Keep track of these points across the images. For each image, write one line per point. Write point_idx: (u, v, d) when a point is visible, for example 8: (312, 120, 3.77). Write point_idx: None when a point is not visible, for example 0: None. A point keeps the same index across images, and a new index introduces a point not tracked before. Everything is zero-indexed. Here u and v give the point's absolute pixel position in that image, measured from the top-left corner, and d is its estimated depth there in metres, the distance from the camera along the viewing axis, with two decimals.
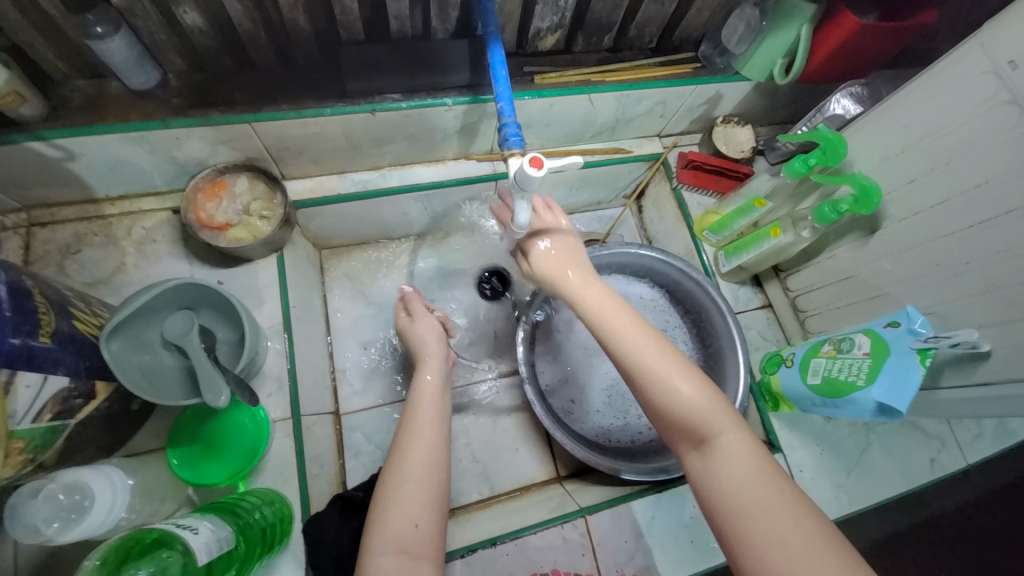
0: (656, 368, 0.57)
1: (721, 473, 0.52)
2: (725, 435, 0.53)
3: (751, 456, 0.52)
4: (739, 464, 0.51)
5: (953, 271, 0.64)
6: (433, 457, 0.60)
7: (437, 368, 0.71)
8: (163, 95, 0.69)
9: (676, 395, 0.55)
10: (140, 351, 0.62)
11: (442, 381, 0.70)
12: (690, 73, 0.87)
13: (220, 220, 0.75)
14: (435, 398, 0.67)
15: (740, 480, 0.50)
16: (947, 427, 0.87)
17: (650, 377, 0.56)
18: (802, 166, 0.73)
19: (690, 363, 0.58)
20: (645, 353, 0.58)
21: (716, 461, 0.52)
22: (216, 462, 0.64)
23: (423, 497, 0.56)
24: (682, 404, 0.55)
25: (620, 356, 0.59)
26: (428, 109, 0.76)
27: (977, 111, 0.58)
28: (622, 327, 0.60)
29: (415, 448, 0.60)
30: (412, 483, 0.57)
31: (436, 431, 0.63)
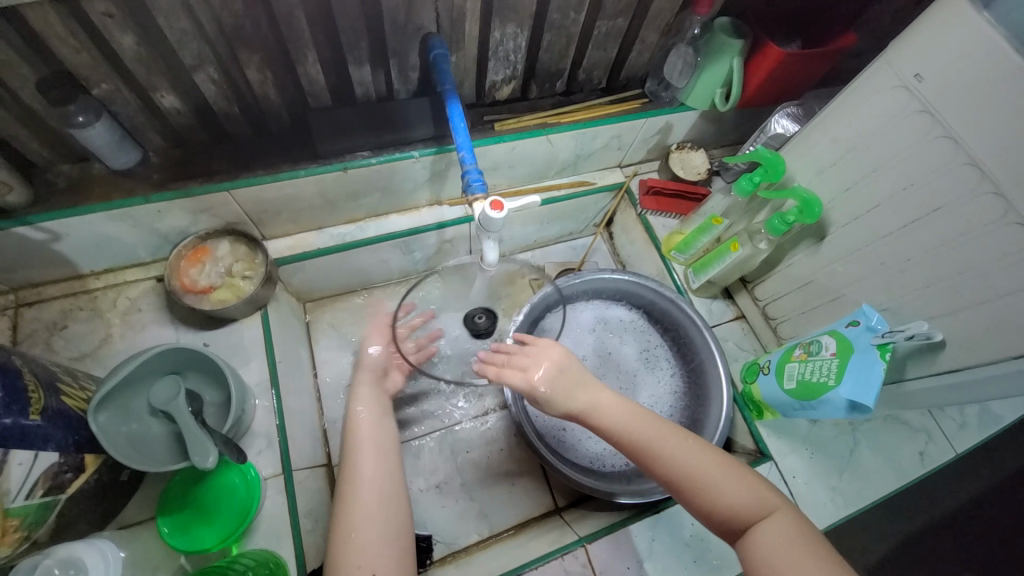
0: (695, 467, 0.59)
1: (782, 557, 0.52)
2: (776, 523, 0.55)
3: (804, 534, 0.54)
4: (797, 544, 0.53)
5: (898, 267, 0.68)
6: (378, 488, 0.65)
7: (376, 399, 0.75)
8: (144, 171, 0.73)
9: (725, 487, 0.58)
10: (127, 420, 0.63)
11: (381, 413, 0.74)
12: (639, 108, 0.94)
13: (203, 284, 0.78)
14: (373, 429, 0.71)
15: (800, 559, 0.52)
16: (929, 419, 0.89)
17: (691, 477, 0.59)
18: (749, 184, 0.79)
19: (733, 461, 0.60)
20: (687, 459, 0.60)
21: (775, 549, 0.53)
22: (209, 526, 0.63)
23: (374, 539, 0.62)
24: (726, 496, 0.57)
25: (662, 466, 0.61)
26: (397, 162, 0.81)
27: (893, 122, 0.64)
28: (655, 438, 0.62)
29: (354, 487, 0.65)
30: (361, 518, 0.62)
31: (382, 460, 0.68)
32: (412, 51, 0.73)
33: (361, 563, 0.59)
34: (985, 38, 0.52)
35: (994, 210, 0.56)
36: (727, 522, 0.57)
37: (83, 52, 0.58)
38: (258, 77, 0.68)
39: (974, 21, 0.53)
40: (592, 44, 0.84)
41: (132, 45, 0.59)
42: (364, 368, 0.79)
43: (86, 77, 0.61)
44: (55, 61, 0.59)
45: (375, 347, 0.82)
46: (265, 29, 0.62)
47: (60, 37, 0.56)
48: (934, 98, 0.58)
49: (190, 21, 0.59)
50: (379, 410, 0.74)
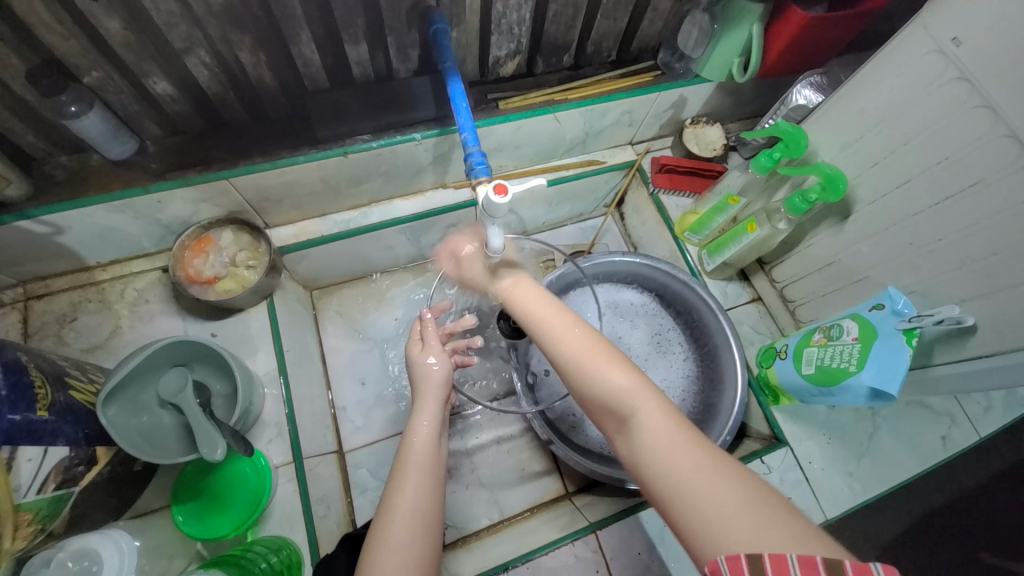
0: (574, 356, 0.56)
1: (648, 447, 0.48)
2: (645, 413, 0.50)
3: (675, 424, 0.49)
4: (662, 435, 0.48)
5: (927, 248, 0.64)
6: (421, 519, 0.56)
7: (434, 410, 0.67)
8: (142, 161, 0.71)
9: (604, 378, 0.54)
10: (138, 413, 0.63)
11: (437, 428, 0.65)
12: (651, 81, 0.89)
13: (208, 274, 0.77)
14: (428, 452, 0.62)
15: (661, 447, 0.48)
16: (954, 403, 0.86)
17: (570, 364, 0.56)
18: (768, 161, 0.75)
19: (619, 351, 0.56)
20: (571, 347, 0.57)
21: (636, 437, 0.49)
22: (222, 516, 0.64)
23: (408, 558, 0.53)
24: (601, 387, 0.53)
25: (555, 353, 0.59)
26: (398, 146, 0.78)
27: (926, 90, 0.59)
28: (554, 324, 0.60)
29: (396, 513, 0.56)
30: (401, 542, 0.54)
31: (430, 482, 0.60)
32: (410, 27, 0.69)
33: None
34: None
35: None
36: (604, 414, 0.54)
37: (71, 39, 0.56)
38: (251, 59, 0.65)
39: None
40: (600, 13, 0.79)
41: (120, 30, 0.57)
42: (421, 378, 0.69)
43: (76, 65, 0.59)
44: (44, 50, 0.58)
45: (435, 356, 0.70)
46: (255, 8, 0.60)
47: (46, 24, 0.54)
48: (972, 64, 0.54)
49: (177, 3, 0.56)
50: (437, 428, 0.66)
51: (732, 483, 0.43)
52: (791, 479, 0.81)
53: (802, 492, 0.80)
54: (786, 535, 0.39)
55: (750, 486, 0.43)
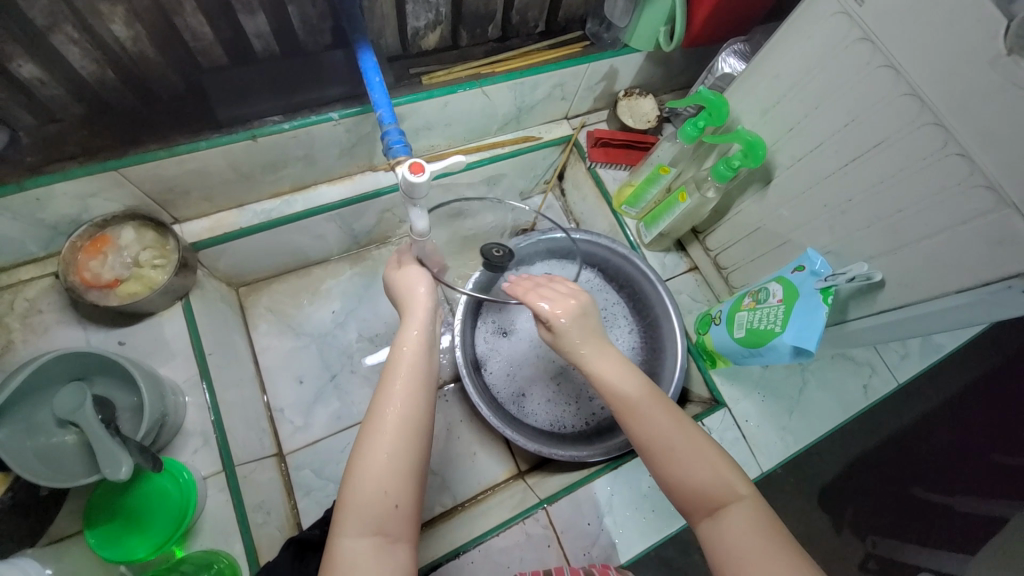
0: (670, 441, 0.55)
1: (734, 542, 0.49)
2: (740, 509, 0.51)
3: (766, 526, 0.50)
4: (754, 539, 0.49)
5: (840, 209, 0.67)
6: (413, 424, 0.55)
7: (424, 326, 0.63)
8: (15, 155, 0.63)
9: (693, 468, 0.54)
10: (32, 435, 0.57)
11: (426, 339, 0.63)
12: (581, 52, 0.88)
13: (108, 277, 0.70)
14: (416, 359, 0.60)
15: (747, 545, 0.48)
16: (873, 353, 0.93)
17: (661, 449, 0.55)
18: (694, 129, 0.75)
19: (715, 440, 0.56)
20: (663, 427, 0.56)
21: (729, 534, 0.50)
22: (142, 537, 0.59)
23: (399, 474, 0.52)
24: (696, 477, 0.53)
25: (642, 432, 0.57)
26: (314, 127, 0.73)
27: (835, 52, 0.60)
28: (642, 402, 0.58)
29: (385, 423, 0.54)
30: (390, 459, 0.52)
31: (422, 391, 0.58)
32: None
33: (387, 489, 0.51)
34: None
35: (934, 142, 0.54)
36: (686, 503, 0.54)
37: None
38: (127, 33, 0.57)
39: None
40: None
41: None
42: (408, 295, 0.66)
43: None
44: None
45: (421, 280, 0.67)
46: None
47: None
48: (874, 25, 0.55)
49: None
50: (426, 340, 0.63)
51: None
52: (729, 438, 0.85)
53: (740, 450, 0.84)
54: None
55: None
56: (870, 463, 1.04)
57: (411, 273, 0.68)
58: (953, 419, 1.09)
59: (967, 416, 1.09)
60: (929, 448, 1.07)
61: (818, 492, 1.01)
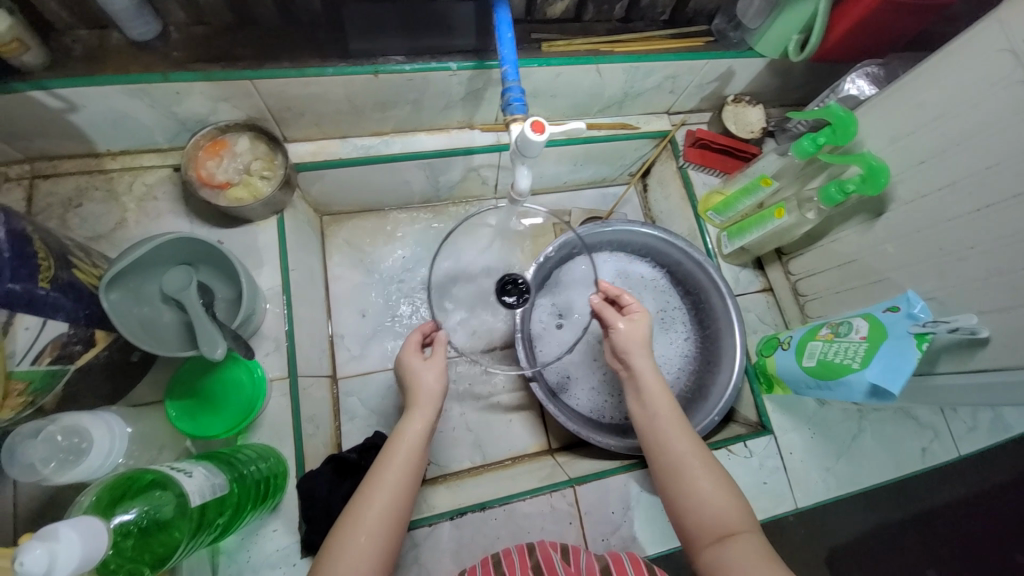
0: (685, 462, 0.62)
1: (736, 567, 0.53)
2: (744, 537, 0.56)
3: (765, 556, 0.54)
4: (753, 562, 0.53)
5: (957, 255, 0.63)
6: (391, 514, 0.57)
7: (427, 414, 0.66)
8: (163, 47, 0.68)
9: (706, 495, 0.59)
10: (139, 304, 0.63)
11: (428, 433, 0.65)
12: (703, 47, 0.85)
13: (220, 178, 0.75)
14: (412, 454, 0.62)
15: (744, 574, 0.53)
16: (940, 417, 0.87)
17: (677, 469, 0.62)
18: (811, 146, 0.71)
19: (725, 471, 0.62)
20: (683, 449, 0.63)
21: (731, 558, 0.54)
22: (215, 416, 0.64)
23: (371, 559, 0.55)
24: (706, 500, 0.59)
25: (663, 450, 0.64)
26: (432, 73, 0.74)
27: (992, 90, 0.57)
28: (665, 420, 0.66)
29: (374, 502, 0.57)
30: (365, 545, 0.55)
31: (405, 489, 0.60)
32: None
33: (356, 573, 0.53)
34: None
35: None
36: (696, 528, 0.59)
37: None
38: None
39: None
40: None
41: None
42: (412, 384, 0.69)
43: None
44: None
45: (434, 369, 0.69)
46: None
47: None
48: None
49: None
50: (428, 434, 0.65)
51: None
52: (770, 466, 0.83)
53: (778, 480, 0.82)
54: None
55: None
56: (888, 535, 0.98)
57: (426, 368, 0.69)
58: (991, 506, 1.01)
59: (1011, 507, 1.01)
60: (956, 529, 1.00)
61: (828, 556, 0.95)
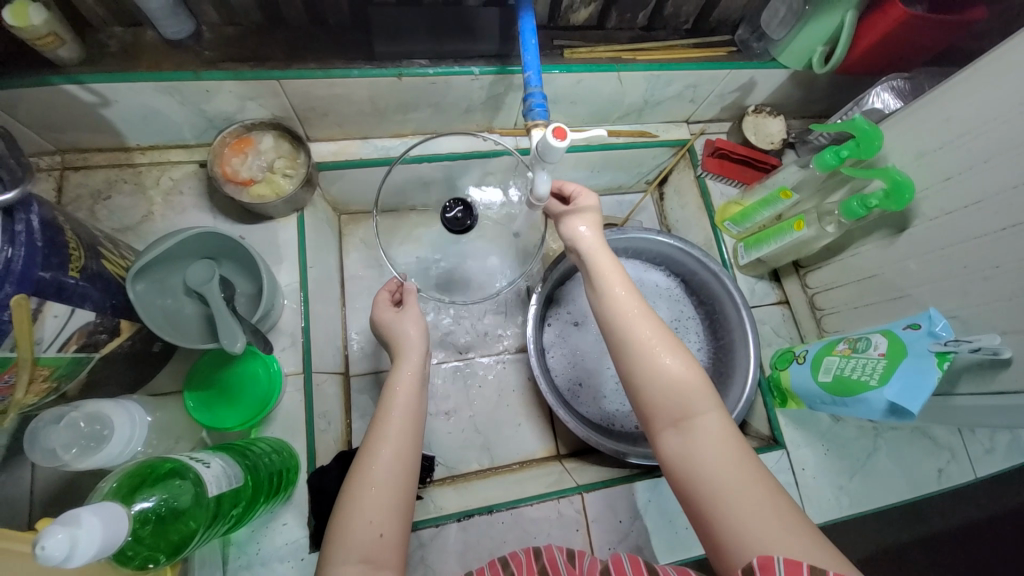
0: (642, 343, 0.58)
1: (699, 448, 0.52)
2: (706, 416, 0.53)
3: (728, 436, 0.52)
4: (716, 443, 0.52)
5: (981, 274, 0.62)
6: (398, 463, 0.58)
7: (416, 363, 0.68)
8: (195, 46, 0.70)
9: (665, 374, 0.55)
10: (163, 296, 0.64)
11: (419, 379, 0.67)
12: (726, 57, 0.85)
13: (244, 175, 0.76)
14: (410, 396, 0.64)
15: (707, 450, 0.51)
16: (958, 438, 0.85)
17: (635, 352, 0.57)
18: (834, 158, 0.71)
19: (683, 348, 0.58)
20: (643, 330, 0.58)
21: (695, 439, 0.52)
22: (231, 408, 0.65)
23: (387, 507, 0.55)
24: (666, 379, 0.55)
25: (619, 334, 0.59)
26: (454, 77, 0.75)
27: (1023, 107, 0.56)
28: (622, 303, 0.61)
29: (380, 454, 0.57)
30: (379, 492, 0.55)
31: (409, 432, 0.61)
32: None
33: (373, 520, 0.53)
34: None
35: None
36: (654, 408, 0.55)
37: None
38: None
39: None
40: None
41: None
42: (399, 337, 0.71)
43: None
44: None
45: (413, 318, 0.72)
46: None
47: None
48: None
49: None
50: (418, 379, 0.67)
51: (771, 499, 0.48)
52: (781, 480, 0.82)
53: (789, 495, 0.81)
54: (821, 549, 0.44)
55: (785, 518, 0.46)
56: (901, 558, 0.96)
57: (405, 316, 0.72)
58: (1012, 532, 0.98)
59: None
60: (975, 554, 0.97)
61: None
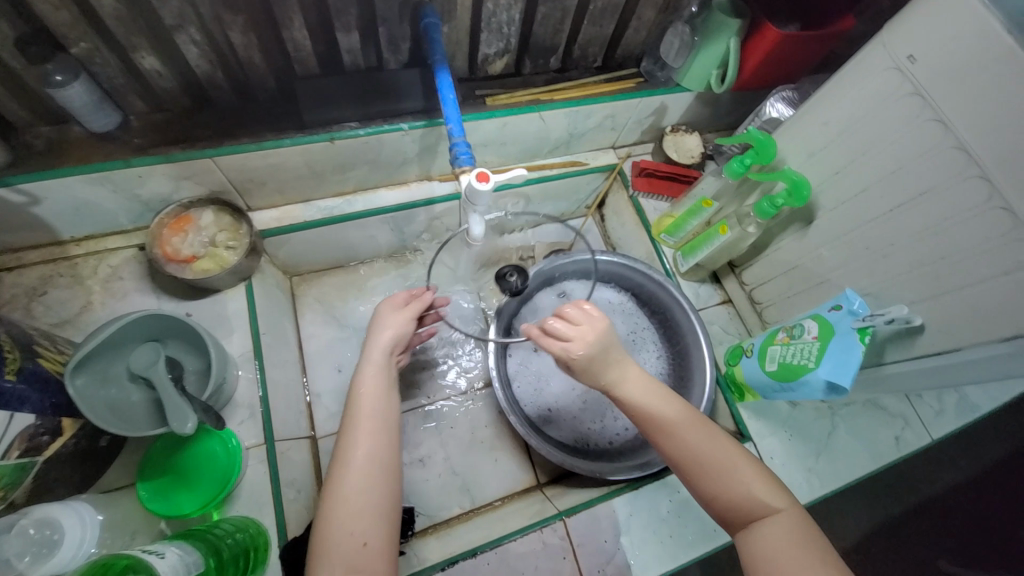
0: (697, 451, 0.60)
1: (776, 552, 0.53)
2: (777, 515, 0.56)
3: (803, 536, 0.54)
4: (791, 545, 0.53)
5: (883, 252, 0.69)
6: (373, 469, 0.58)
7: (382, 362, 0.66)
8: (124, 135, 0.71)
9: (727, 476, 0.58)
10: (106, 386, 0.63)
11: (386, 380, 0.65)
12: (634, 88, 0.93)
13: (186, 253, 0.77)
14: (377, 400, 0.63)
15: (786, 554, 0.53)
16: (907, 405, 0.91)
17: (692, 463, 0.60)
18: (740, 167, 0.78)
19: (742, 449, 0.61)
20: (697, 441, 0.60)
21: (768, 545, 0.54)
22: (188, 492, 0.63)
23: (367, 514, 0.56)
24: (730, 488, 0.58)
25: (667, 445, 0.61)
26: (385, 135, 0.79)
27: (884, 105, 0.64)
28: (665, 415, 0.62)
29: (349, 467, 0.58)
30: (358, 501, 0.56)
31: (380, 435, 0.61)
32: (402, 19, 0.70)
33: (355, 530, 0.55)
34: (978, 22, 0.52)
35: (979, 194, 0.56)
36: (726, 513, 0.58)
37: (62, 10, 0.56)
38: (242, 41, 0.66)
39: (969, 1, 0.52)
40: (588, 19, 0.82)
41: (111, 2, 0.57)
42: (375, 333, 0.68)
43: (64, 35, 0.59)
44: (31, 18, 0.58)
45: (394, 320, 0.69)
46: None
47: None
48: (923, 80, 0.58)
49: None
50: (386, 382, 0.65)
51: None
52: None
53: None
54: None
55: None
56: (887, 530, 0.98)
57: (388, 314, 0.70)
58: (983, 490, 1.02)
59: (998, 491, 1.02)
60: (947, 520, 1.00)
61: None
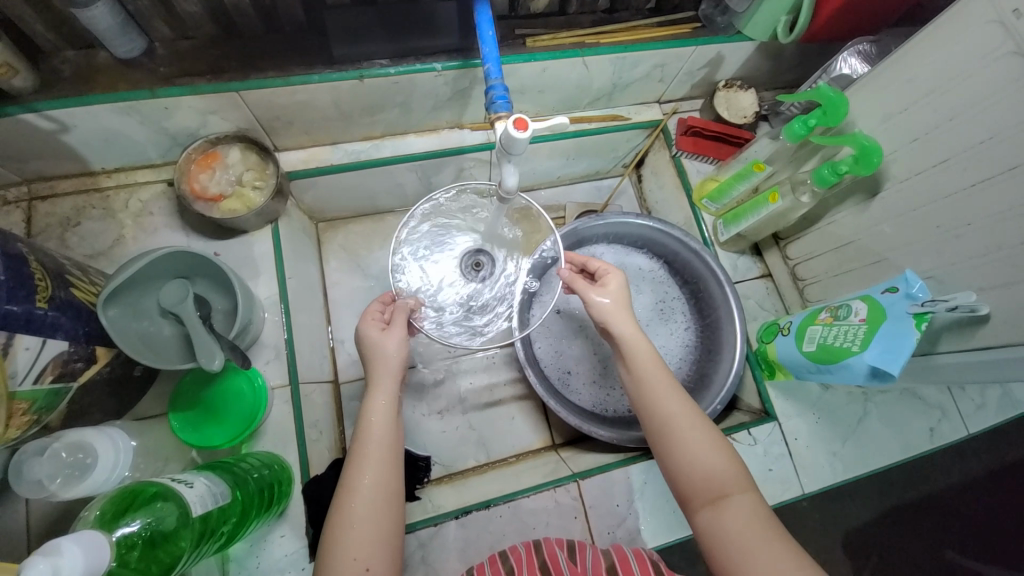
0: (673, 421, 0.60)
1: (732, 529, 0.53)
2: (739, 496, 0.55)
3: (761, 519, 0.54)
4: (748, 524, 0.53)
5: (954, 232, 0.62)
6: (378, 494, 0.57)
7: (391, 386, 0.63)
8: (149, 63, 0.68)
9: (697, 450, 0.58)
10: (139, 319, 0.64)
11: (394, 406, 0.63)
12: (690, 34, 0.84)
13: (213, 191, 0.75)
14: (387, 426, 0.61)
15: (743, 532, 0.53)
16: (947, 396, 0.86)
17: (667, 431, 0.60)
18: (802, 128, 0.71)
19: (716, 429, 0.60)
20: (677, 410, 0.61)
21: (726, 522, 0.54)
22: (218, 425, 0.65)
23: (372, 539, 0.55)
24: (698, 462, 0.57)
25: (647, 408, 0.62)
26: (417, 75, 0.74)
27: (981, 63, 0.56)
28: (652, 380, 0.63)
29: (356, 495, 0.56)
30: (359, 528, 0.55)
31: (387, 461, 0.59)
32: None
33: (356, 556, 0.54)
34: None
35: None
36: (689, 487, 0.58)
37: None
38: None
39: None
40: None
41: None
42: (376, 353, 0.65)
43: None
44: None
45: (396, 337, 0.66)
46: None
47: None
48: None
49: None
50: (395, 407, 0.63)
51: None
52: (775, 452, 0.82)
53: (784, 466, 0.82)
54: None
55: None
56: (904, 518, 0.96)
57: (381, 333, 0.66)
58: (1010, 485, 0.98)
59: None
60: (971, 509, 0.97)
61: (842, 538, 0.93)
